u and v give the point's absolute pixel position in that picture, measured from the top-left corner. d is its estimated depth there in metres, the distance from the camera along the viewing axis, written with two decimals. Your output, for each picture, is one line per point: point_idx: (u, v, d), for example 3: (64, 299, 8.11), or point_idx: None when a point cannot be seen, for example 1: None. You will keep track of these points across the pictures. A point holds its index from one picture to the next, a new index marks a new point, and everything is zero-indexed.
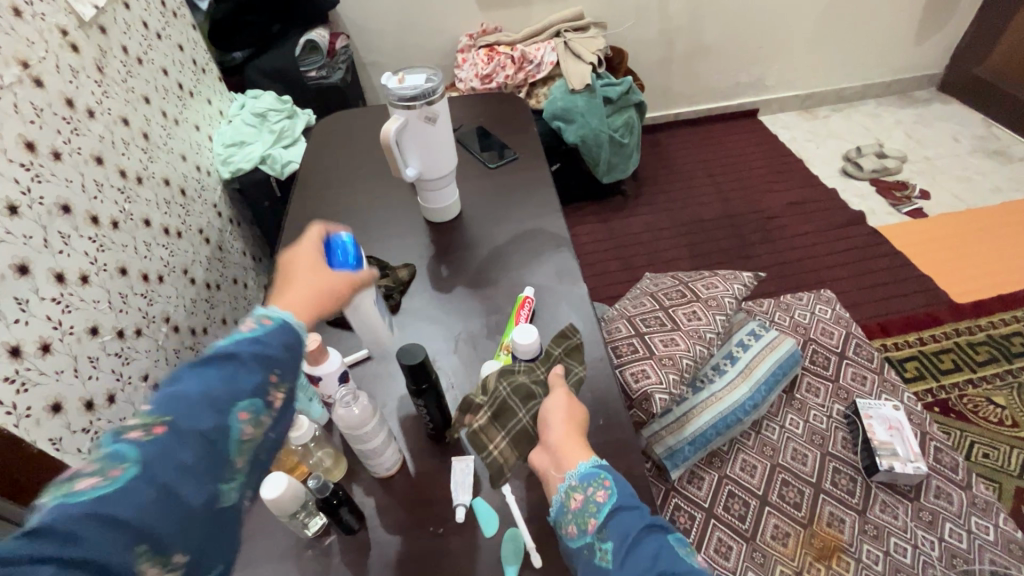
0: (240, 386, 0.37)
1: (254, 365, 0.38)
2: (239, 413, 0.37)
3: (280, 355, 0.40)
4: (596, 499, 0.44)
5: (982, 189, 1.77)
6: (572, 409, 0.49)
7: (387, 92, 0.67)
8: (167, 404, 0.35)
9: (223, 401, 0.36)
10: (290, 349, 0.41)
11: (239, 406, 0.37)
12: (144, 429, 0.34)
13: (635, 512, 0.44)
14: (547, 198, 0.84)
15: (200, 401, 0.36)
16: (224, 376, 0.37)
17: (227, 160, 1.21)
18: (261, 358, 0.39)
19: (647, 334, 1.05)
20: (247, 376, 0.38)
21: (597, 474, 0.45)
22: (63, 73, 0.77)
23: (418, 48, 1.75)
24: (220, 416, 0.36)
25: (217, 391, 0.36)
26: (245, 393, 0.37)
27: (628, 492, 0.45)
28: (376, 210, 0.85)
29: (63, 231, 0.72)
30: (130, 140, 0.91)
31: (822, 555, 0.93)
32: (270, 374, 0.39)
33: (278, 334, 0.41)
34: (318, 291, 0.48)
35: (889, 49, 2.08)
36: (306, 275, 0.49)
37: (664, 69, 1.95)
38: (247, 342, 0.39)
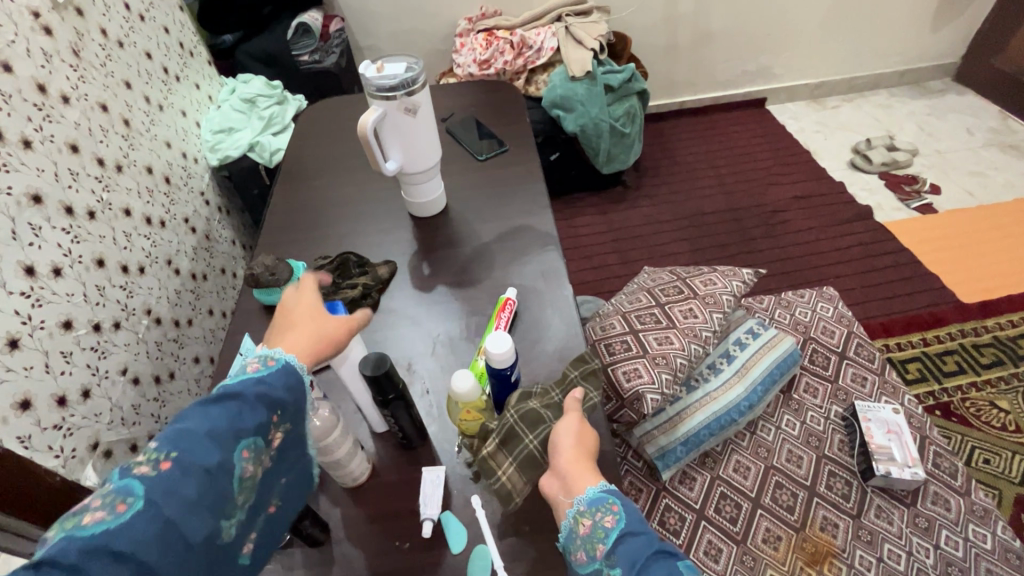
0: (245, 423, 0.39)
1: (260, 404, 0.41)
2: (242, 450, 0.39)
3: (282, 396, 0.43)
4: (604, 524, 0.43)
5: (994, 185, 1.71)
6: (585, 435, 0.49)
7: (365, 81, 0.64)
8: (172, 442, 0.37)
9: (228, 438, 0.38)
10: (292, 389, 0.44)
11: (242, 443, 0.39)
12: (151, 463, 0.36)
13: (644, 538, 0.43)
14: (537, 193, 0.81)
15: (208, 438, 0.37)
16: (230, 415, 0.39)
17: (215, 147, 1.18)
18: (266, 398, 0.41)
19: (641, 332, 1.02)
20: (252, 414, 0.40)
21: (606, 499, 0.44)
22: (35, 57, 0.75)
23: (416, 32, 1.70)
24: (225, 453, 0.38)
25: (225, 428, 0.38)
26: (249, 430, 0.39)
27: (638, 517, 0.44)
28: (360, 203, 0.82)
29: (34, 222, 0.70)
30: (110, 127, 0.88)
31: (813, 560, 0.92)
32: (271, 414, 0.42)
33: (280, 376, 0.43)
34: (309, 338, 0.47)
35: (904, 38, 2.01)
36: (301, 321, 0.48)
37: (669, 56, 1.89)
38: (253, 382, 0.42)
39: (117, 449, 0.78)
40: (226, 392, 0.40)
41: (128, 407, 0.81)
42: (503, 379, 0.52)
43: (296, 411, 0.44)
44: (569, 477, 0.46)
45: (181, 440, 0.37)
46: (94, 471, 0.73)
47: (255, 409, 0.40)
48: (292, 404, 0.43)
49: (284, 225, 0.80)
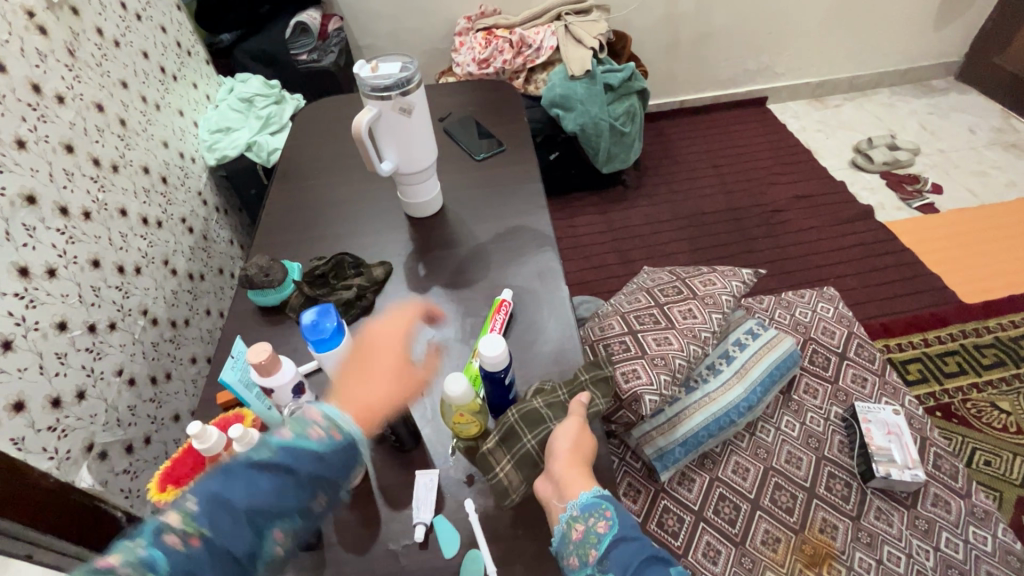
0: (284, 503, 0.39)
1: (301, 485, 0.40)
2: (275, 530, 0.39)
3: (328, 475, 0.42)
4: (597, 530, 0.44)
5: (997, 184, 1.70)
6: (585, 440, 0.50)
7: (359, 81, 0.64)
8: (207, 516, 0.37)
9: (263, 519, 0.38)
10: (341, 465, 0.43)
11: (276, 523, 0.39)
12: (183, 534, 0.37)
13: (634, 543, 0.44)
14: (533, 193, 0.81)
15: (242, 518, 0.38)
16: (272, 493, 0.39)
17: (212, 147, 1.18)
18: (310, 478, 0.41)
19: (640, 333, 1.01)
20: (292, 496, 0.40)
21: (599, 503, 0.45)
22: (29, 56, 0.74)
23: (415, 32, 1.70)
24: (254, 535, 0.38)
25: (262, 509, 0.38)
26: (287, 511, 0.39)
27: (629, 522, 0.45)
28: (356, 203, 0.82)
29: (28, 222, 0.70)
30: (105, 127, 0.88)
31: (813, 562, 0.91)
32: (313, 494, 0.41)
33: (335, 453, 0.42)
34: (380, 395, 0.47)
35: (906, 36, 2.00)
36: (372, 373, 0.48)
37: (669, 54, 1.89)
38: (305, 455, 0.41)
39: (112, 450, 0.77)
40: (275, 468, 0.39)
41: (123, 408, 0.81)
42: (496, 381, 0.52)
43: (342, 485, 0.44)
44: (562, 480, 0.46)
45: (216, 514, 0.37)
46: (88, 473, 0.73)
47: (297, 489, 0.40)
48: (338, 479, 0.43)
49: (279, 225, 0.79)
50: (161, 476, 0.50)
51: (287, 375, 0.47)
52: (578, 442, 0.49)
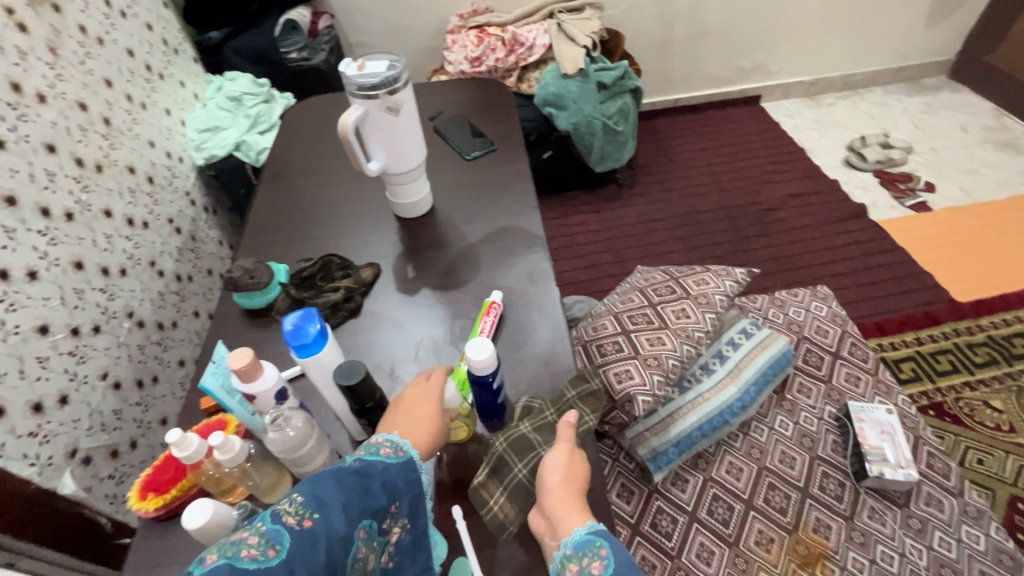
0: (373, 501, 0.38)
1: (386, 489, 0.39)
2: (362, 533, 0.36)
3: (403, 488, 0.41)
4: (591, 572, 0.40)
5: (989, 182, 1.71)
6: (579, 467, 0.47)
7: (346, 80, 0.62)
8: (314, 501, 0.35)
9: (358, 512, 0.36)
10: (411, 481, 0.42)
11: (365, 523, 0.37)
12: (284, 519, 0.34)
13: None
14: (524, 193, 0.80)
15: (340, 508, 0.35)
16: (364, 487, 0.38)
17: (200, 146, 1.16)
18: (390, 483, 0.40)
19: (633, 333, 1.00)
20: (380, 496, 0.38)
21: (593, 541, 0.41)
22: (8, 54, 0.73)
23: (406, 30, 1.69)
24: (349, 528, 0.35)
25: (358, 501, 0.37)
26: (374, 514, 0.38)
27: (627, 559, 0.41)
28: (345, 204, 0.81)
29: (7, 224, 0.68)
30: (89, 126, 0.86)
31: (806, 562, 0.91)
32: (392, 504, 0.39)
33: (403, 471, 0.42)
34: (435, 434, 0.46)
35: (899, 35, 2.00)
36: (432, 406, 0.47)
37: (663, 53, 1.88)
38: (383, 462, 0.41)
39: (97, 455, 0.76)
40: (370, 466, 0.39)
41: (108, 412, 0.79)
42: (485, 386, 0.51)
43: (412, 507, 0.42)
44: (554, 513, 0.44)
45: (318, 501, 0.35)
46: (72, 479, 0.71)
47: (384, 490, 0.39)
48: (410, 498, 0.41)
49: (266, 226, 0.78)
50: (141, 484, 0.49)
51: (269, 382, 0.45)
52: (572, 469, 0.47)
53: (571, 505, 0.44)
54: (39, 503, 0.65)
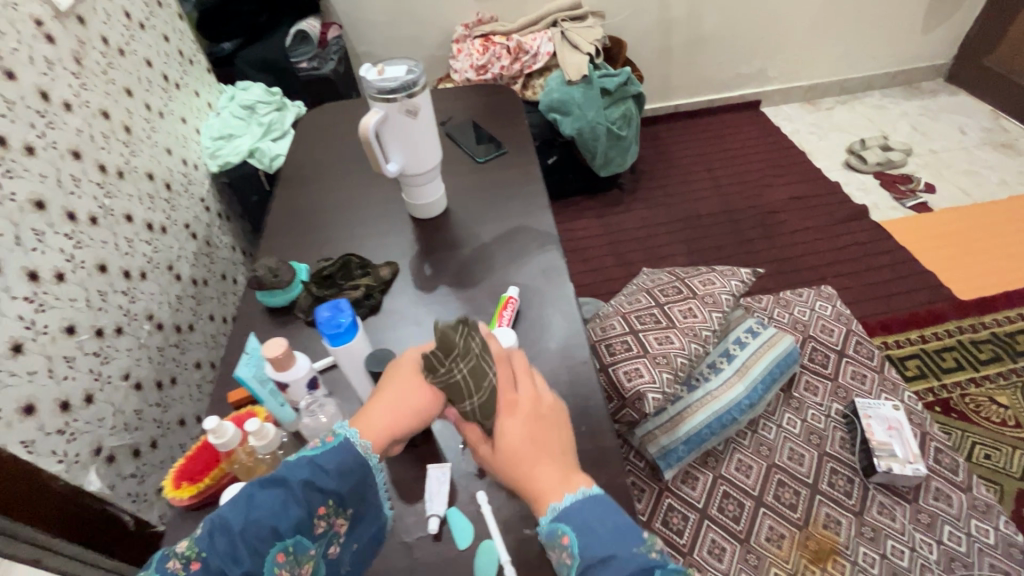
0: (287, 520, 0.39)
1: (302, 499, 0.40)
2: (279, 555, 0.38)
3: (331, 481, 0.41)
4: (564, 560, 0.41)
5: (988, 183, 1.73)
6: (518, 451, 0.43)
7: (366, 85, 0.65)
8: (204, 543, 0.38)
9: (264, 540, 0.38)
10: (349, 475, 0.42)
11: (281, 544, 0.38)
12: (183, 560, 0.38)
13: (608, 568, 0.39)
14: (535, 194, 0.82)
15: (238, 540, 0.37)
16: (273, 508, 0.39)
17: (215, 154, 1.19)
18: (312, 487, 0.41)
19: (641, 332, 1.02)
20: (297, 508, 0.39)
21: (557, 530, 0.41)
22: (37, 64, 0.75)
23: (412, 39, 1.72)
24: (257, 559, 0.37)
25: (263, 526, 0.38)
26: (292, 530, 0.39)
27: (595, 540, 0.40)
28: (360, 206, 0.83)
29: (37, 227, 0.70)
30: (110, 133, 0.88)
31: (818, 558, 0.92)
32: (315, 507, 0.41)
33: (337, 456, 0.42)
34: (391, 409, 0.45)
35: (896, 40, 2.03)
36: (401, 374, 0.46)
37: (664, 60, 1.91)
38: (307, 465, 0.41)
39: (120, 454, 0.77)
40: (274, 478, 0.40)
41: (130, 412, 0.81)
42: None
43: (356, 498, 0.43)
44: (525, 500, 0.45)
45: (213, 538, 0.38)
46: (97, 477, 0.73)
47: (303, 501, 0.40)
48: (347, 493, 0.43)
49: (285, 229, 0.80)
50: (175, 473, 0.50)
51: (300, 371, 0.49)
52: (509, 463, 0.43)
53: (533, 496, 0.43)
54: (66, 498, 0.66)
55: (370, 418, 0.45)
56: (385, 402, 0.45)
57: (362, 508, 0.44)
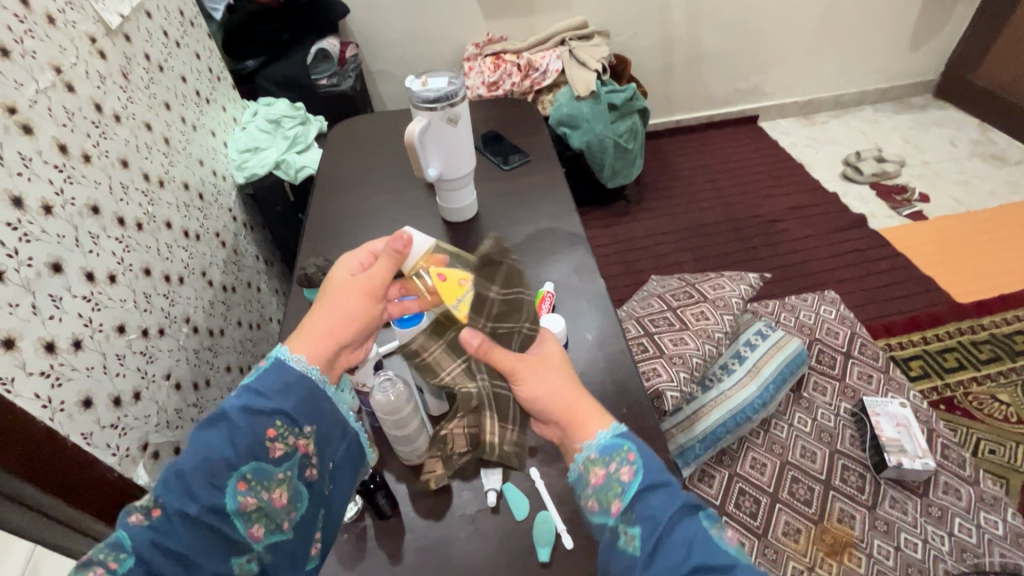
0: (234, 449, 0.41)
1: (243, 426, 0.42)
2: (238, 483, 0.41)
3: (274, 403, 0.43)
4: (620, 476, 0.41)
5: (980, 192, 1.80)
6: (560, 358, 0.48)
7: (411, 94, 0.70)
8: (160, 490, 0.40)
9: (218, 473, 0.41)
10: (291, 391, 0.44)
11: (238, 473, 0.41)
12: (145, 512, 0.40)
13: (665, 491, 0.40)
14: (562, 199, 0.87)
15: (192, 478, 0.40)
16: (217, 442, 0.41)
17: (241, 166, 1.22)
18: (253, 412, 0.42)
19: (657, 335, 1.05)
20: (241, 435, 0.41)
21: (620, 446, 0.42)
22: (92, 78, 0.79)
23: (425, 58, 1.78)
24: (218, 491, 0.40)
25: (211, 459, 0.41)
26: (246, 458, 0.42)
27: (656, 465, 0.42)
28: (394, 211, 0.87)
29: (93, 231, 0.74)
30: (152, 145, 0.93)
31: (833, 551, 0.94)
32: (264, 431, 0.42)
33: (276, 379, 0.44)
34: (325, 320, 0.47)
35: (886, 57, 2.12)
36: (329, 284, 0.50)
37: (665, 76, 1.99)
38: (242, 394, 0.43)
39: (163, 450, 0.80)
40: (212, 415, 0.42)
41: (171, 411, 0.84)
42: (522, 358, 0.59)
43: (309, 415, 0.45)
44: (569, 424, 0.45)
45: (168, 484, 0.40)
46: (145, 470, 0.75)
47: (247, 429, 0.42)
48: (294, 410, 0.44)
49: (323, 233, 0.84)
50: None
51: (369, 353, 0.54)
52: (557, 368, 0.47)
53: (585, 405, 0.45)
54: (120, 490, 0.68)
55: (304, 331, 0.47)
56: (318, 312, 0.48)
57: (322, 423, 0.46)
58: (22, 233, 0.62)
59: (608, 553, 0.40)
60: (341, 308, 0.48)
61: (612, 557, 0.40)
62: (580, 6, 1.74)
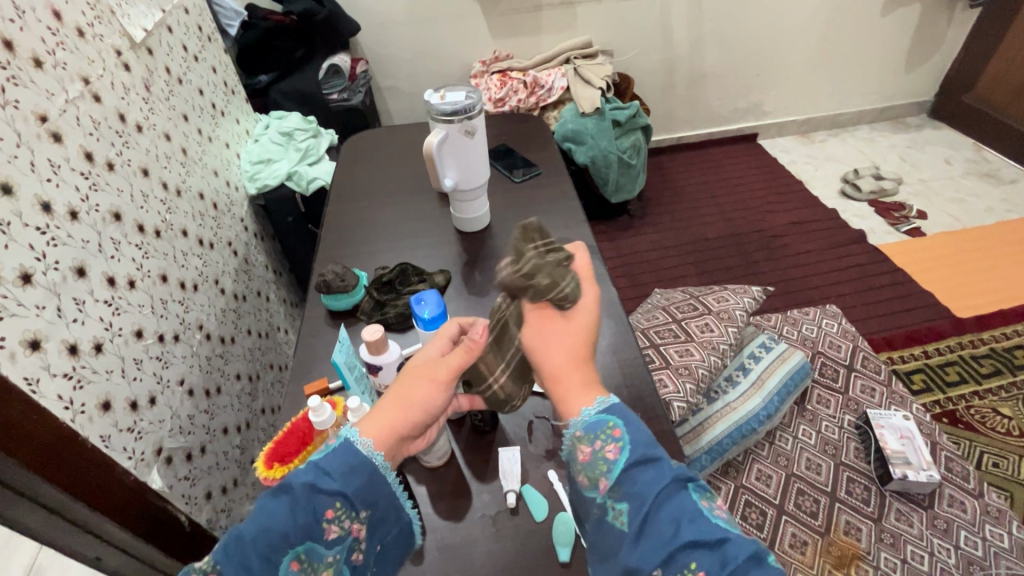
0: (294, 526, 0.40)
1: (306, 504, 0.41)
2: (292, 565, 0.40)
3: (338, 484, 0.42)
4: (606, 454, 0.43)
5: (976, 209, 1.83)
6: (566, 334, 0.47)
7: (430, 107, 0.73)
8: (219, 554, 0.39)
9: (274, 549, 0.39)
10: (355, 475, 0.43)
11: (292, 552, 0.40)
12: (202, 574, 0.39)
13: (651, 469, 0.41)
14: (572, 211, 0.89)
15: (249, 551, 0.39)
16: (279, 518, 0.40)
17: (254, 176, 1.24)
18: (315, 490, 0.41)
19: (662, 346, 1.05)
20: (302, 514, 0.40)
21: (606, 421, 0.43)
22: (117, 89, 0.81)
23: (433, 75, 1.82)
24: (270, 568, 0.39)
25: (271, 534, 0.40)
26: (301, 538, 0.40)
27: (643, 440, 0.43)
28: (409, 220, 0.89)
29: (114, 237, 0.75)
30: (171, 155, 0.95)
31: (841, 563, 0.93)
32: (324, 511, 0.41)
33: (341, 456, 0.43)
34: (395, 408, 0.46)
35: (882, 78, 2.18)
36: (411, 365, 0.48)
37: (668, 95, 2.03)
38: (311, 470, 0.42)
39: (176, 456, 0.81)
40: (280, 485, 0.41)
41: (185, 416, 0.85)
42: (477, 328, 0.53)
43: (367, 500, 0.43)
44: (575, 388, 0.45)
45: (228, 549, 0.40)
46: (159, 475, 0.76)
47: (309, 506, 0.41)
48: (355, 494, 0.42)
49: (339, 241, 0.85)
50: (267, 455, 0.51)
51: (393, 356, 0.60)
52: (572, 335, 0.47)
53: (578, 383, 0.45)
54: (136, 494, 0.69)
55: (373, 415, 0.46)
56: (389, 395, 0.47)
57: (377, 507, 0.44)
58: (49, 238, 0.63)
59: (598, 528, 0.42)
60: (417, 398, 0.46)
61: (602, 532, 0.42)
62: (585, 26, 1.78)
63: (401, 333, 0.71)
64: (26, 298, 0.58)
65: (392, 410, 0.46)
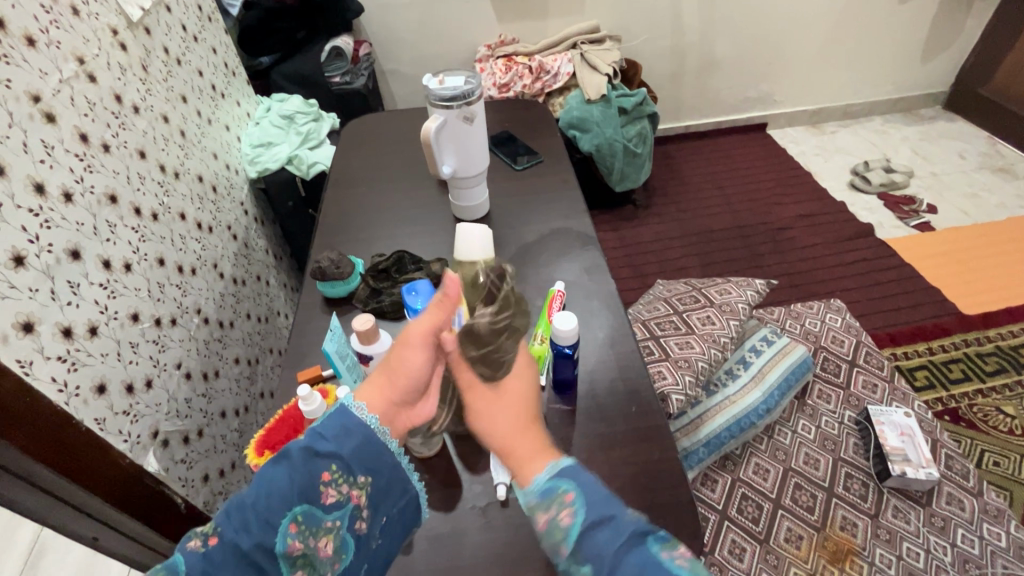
0: (291, 487, 0.39)
1: (300, 464, 0.40)
2: (292, 528, 0.39)
3: (334, 445, 0.41)
4: (561, 520, 0.39)
5: (988, 205, 1.80)
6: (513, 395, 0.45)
7: (427, 92, 0.72)
8: (221, 518, 0.40)
9: (272, 510, 0.39)
10: (350, 436, 0.42)
11: (291, 514, 0.39)
12: (203, 538, 0.39)
13: (607, 527, 0.37)
14: (573, 200, 0.87)
15: (247, 511, 0.39)
16: (278, 479, 0.39)
17: (254, 160, 1.24)
18: (312, 453, 0.41)
19: (662, 337, 1.04)
20: (299, 473, 0.40)
21: (555, 488, 0.40)
22: (113, 69, 0.80)
23: (438, 58, 1.79)
24: (271, 529, 0.38)
25: (270, 493, 0.39)
26: (298, 499, 0.39)
27: (596, 499, 0.39)
28: (408, 208, 0.88)
29: (110, 220, 0.74)
30: (169, 137, 0.94)
31: (836, 558, 0.92)
32: (321, 474, 0.40)
33: (335, 418, 0.43)
34: (383, 380, 0.45)
35: (897, 68, 2.13)
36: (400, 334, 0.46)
37: (676, 82, 2.00)
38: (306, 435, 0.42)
39: (173, 439, 0.81)
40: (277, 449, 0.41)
41: (182, 400, 0.85)
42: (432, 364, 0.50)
43: (365, 463, 0.42)
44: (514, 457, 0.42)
45: (230, 514, 0.40)
46: (155, 457, 0.76)
47: (305, 469, 0.40)
48: (351, 456, 0.42)
49: (337, 227, 0.85)
50: (258, 441, 0.52)
51: (383, 345, 0.59)
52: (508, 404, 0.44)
53: (522, 449, 0.42)
54: (134, 475, 0.69)
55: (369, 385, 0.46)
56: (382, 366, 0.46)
57: (377, 473, 0.43)
58: (43, 220, 0.63)
59: None
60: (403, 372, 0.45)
61: None
62: (593, 11, 1.75)
63: (395, 322, 0.70)
64: (18, 280, 0.58)
65: (385, 380, 0.45)
